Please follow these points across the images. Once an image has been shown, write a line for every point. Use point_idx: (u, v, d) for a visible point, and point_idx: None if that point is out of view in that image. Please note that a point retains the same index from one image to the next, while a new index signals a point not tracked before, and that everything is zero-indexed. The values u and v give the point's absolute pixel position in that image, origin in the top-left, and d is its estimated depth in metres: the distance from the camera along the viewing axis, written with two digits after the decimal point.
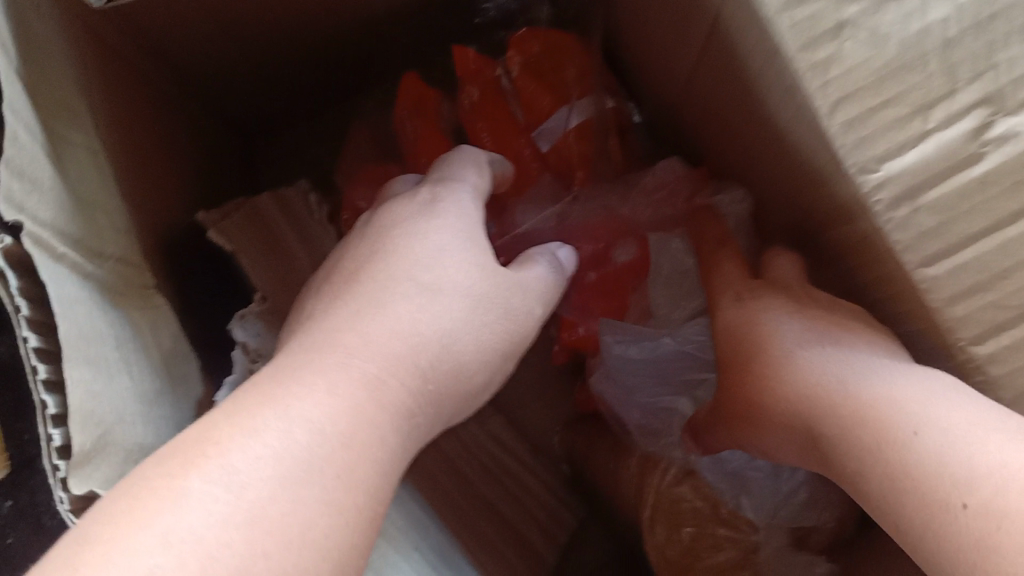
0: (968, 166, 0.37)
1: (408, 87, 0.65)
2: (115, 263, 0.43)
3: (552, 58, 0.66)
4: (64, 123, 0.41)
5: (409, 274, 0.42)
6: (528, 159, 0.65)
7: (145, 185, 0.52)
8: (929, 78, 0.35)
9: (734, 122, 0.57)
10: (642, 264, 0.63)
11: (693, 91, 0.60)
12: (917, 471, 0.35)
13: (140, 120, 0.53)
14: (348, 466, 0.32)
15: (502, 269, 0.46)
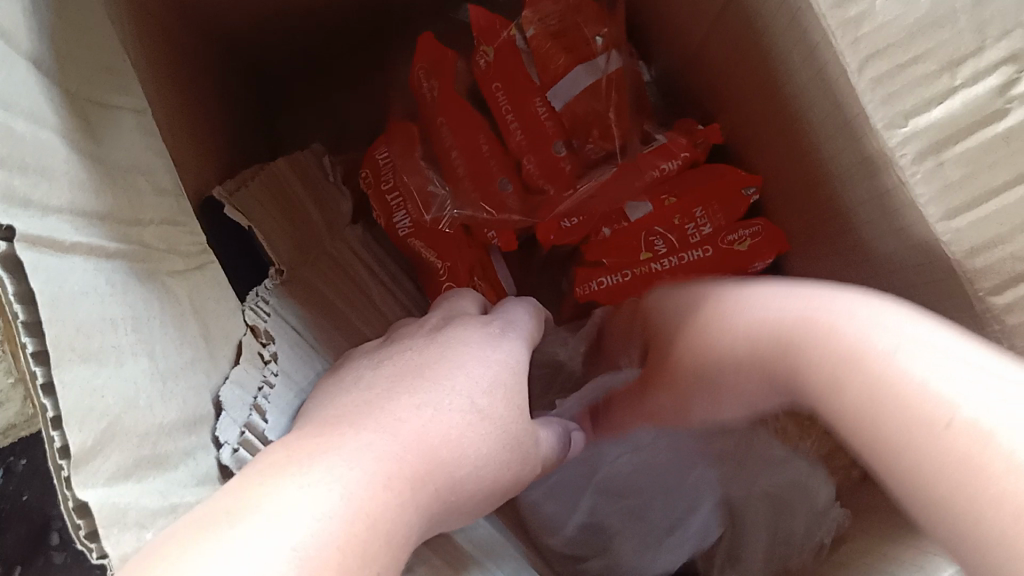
0: (994, 122, 0.39)
1: (424, 45, 0.66)
2: (165, 229, 0.43)
3: (570, 19, 0.66)
4: (108, 86, 0.42)
5: (451, 388, 0.40)
6: (544, 117, 0.66)
7: (184, 145, 0.52)
8: (958, 35, 0.39)
9: (745, 79, 0.58)
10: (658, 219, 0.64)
11: (710, 50, 0.61)
12: (897, 392, 0.32)
13: (183, 84, 0.54)
14: (371, 550, 0.30)
15: (525, 413, 0.44)
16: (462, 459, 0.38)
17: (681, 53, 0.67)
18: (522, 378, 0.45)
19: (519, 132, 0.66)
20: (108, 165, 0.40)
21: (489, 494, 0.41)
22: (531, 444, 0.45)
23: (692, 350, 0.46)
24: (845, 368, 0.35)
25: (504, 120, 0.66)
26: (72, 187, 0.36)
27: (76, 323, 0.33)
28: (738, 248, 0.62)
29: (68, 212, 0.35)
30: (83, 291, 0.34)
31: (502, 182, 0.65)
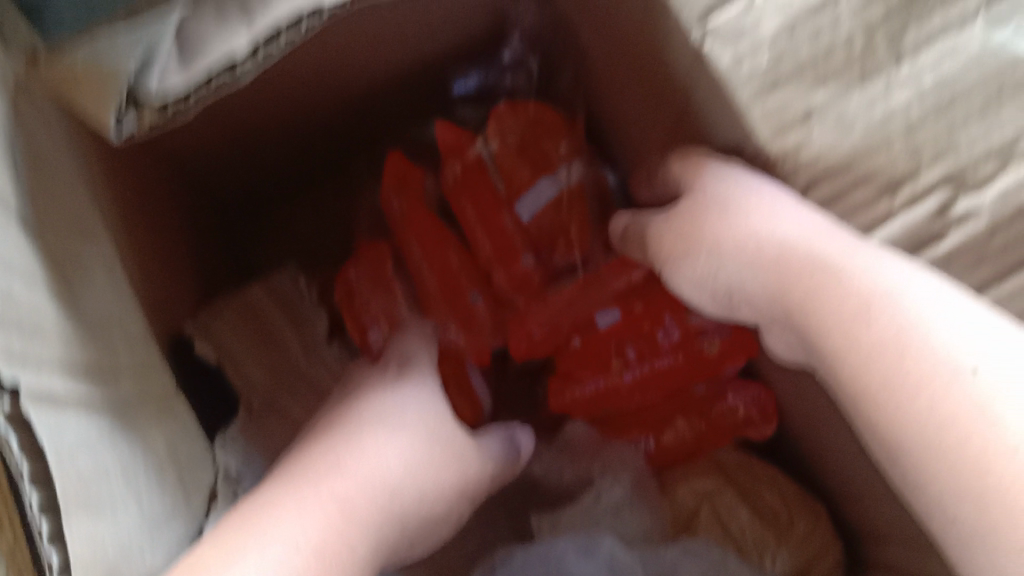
0: (935, 243, 0.43)
1: (393, 165, 0.68)
2: (132, 374, 0.44)
3: (530, 134, 0.68)
4: (80, 241, 0.43)
5: (376, 430, 0.50)
6: (511, 231, 0.67)
7: (152, 277, 0.53)
8: (893, 159, 0.43)
9: None
10: (626, 326, 0.64)
11: (667, 160, 0.63)
12: (888, 350, 0.40)
13: (151, 223, 0.56)
14: (343, 560, 0.41)
15: (455, 433, 0.55)
16: (398, 480, 0.48)
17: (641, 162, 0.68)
18: (433, 412, 0.55)
19: (488, 244, 0.67)
20: (84, 320, 0.41)
21: (439, 495, 0.51)
22: (473, 457, 0.55)
23: (712, 240, 0.50)
24: (856, 322, 0.42)
25: (473, 234, 0.67)
26: (55, 345, 0.37)
27: (78, 473, 0.35)
28: (709, 353, 0.63)
29: (57, 365, 0.37)
30: (80, 444, 0.36)
31: (473, 295, 0.67)
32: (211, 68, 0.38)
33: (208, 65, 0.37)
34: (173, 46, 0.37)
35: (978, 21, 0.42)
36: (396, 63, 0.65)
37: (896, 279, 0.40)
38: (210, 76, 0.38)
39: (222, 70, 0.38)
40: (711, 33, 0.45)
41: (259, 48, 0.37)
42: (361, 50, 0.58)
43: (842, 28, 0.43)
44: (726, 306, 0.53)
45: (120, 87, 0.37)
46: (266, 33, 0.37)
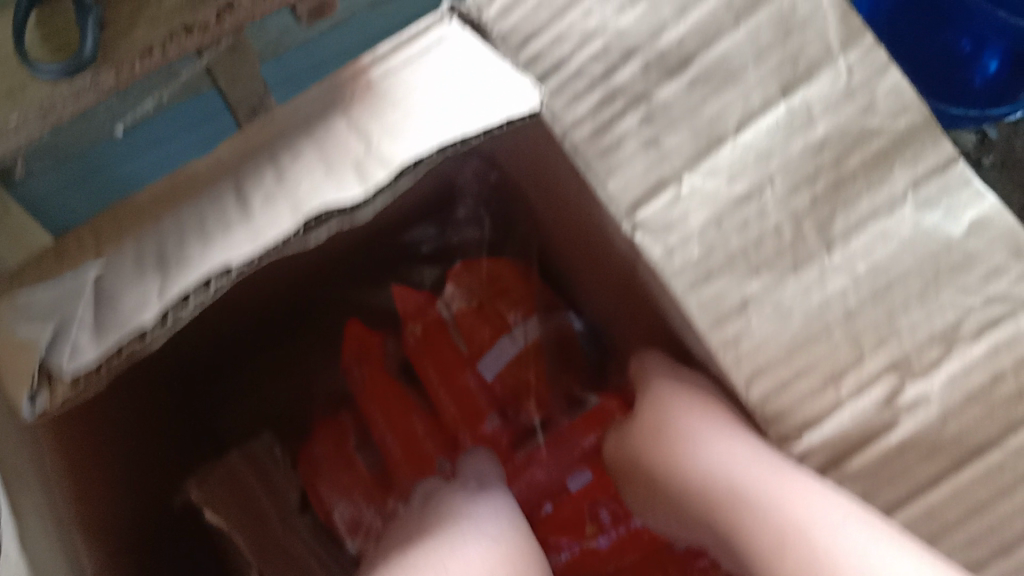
0: (884, 434, 0.41)
1: (353, 332, 0.69)
2: None
3: (488, 288, 0.68)
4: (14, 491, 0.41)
5: (468, 539, 0.46)
6: (475, 390, 0.66)
7: (99, 491, 0.51)
8: (835, 348, 0.42)
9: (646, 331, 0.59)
10: (600, 487, 0.62)
11: (620, 310, 0.62)
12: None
13: (101, 433, 0.54)
14: None
15: (528, 534, 0.51)
16: None
17: (597, 309, 0.68)
18: (511, 527, 0.50)
19: (452, 407, 0.65)
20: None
21: None
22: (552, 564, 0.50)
23: (642, 436, 0.52)
24: (778, 532, 0.40)
25: (437, 396, 0.66)
26: None
27: None
28: None
29: None
30: None
31: (441, 461, 0.63)
32: (121, 339, 0.36)
33: (117, 335, 0.36)
34: (94, 315, 0.38)
35: (906, 204, 0.42)
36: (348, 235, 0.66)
37: (802, 495, 0.40)
38: (120, 347, 0.36)
39: (133, 339, 0.36)
40: (640, 226, 0.44)
41: (168, 313, 0.36)
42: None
43: (768, 219, 0.43)
44: (679, 533, 0.51)
45: (31, 366, 0.36)
46: (174, 298, 0.37)
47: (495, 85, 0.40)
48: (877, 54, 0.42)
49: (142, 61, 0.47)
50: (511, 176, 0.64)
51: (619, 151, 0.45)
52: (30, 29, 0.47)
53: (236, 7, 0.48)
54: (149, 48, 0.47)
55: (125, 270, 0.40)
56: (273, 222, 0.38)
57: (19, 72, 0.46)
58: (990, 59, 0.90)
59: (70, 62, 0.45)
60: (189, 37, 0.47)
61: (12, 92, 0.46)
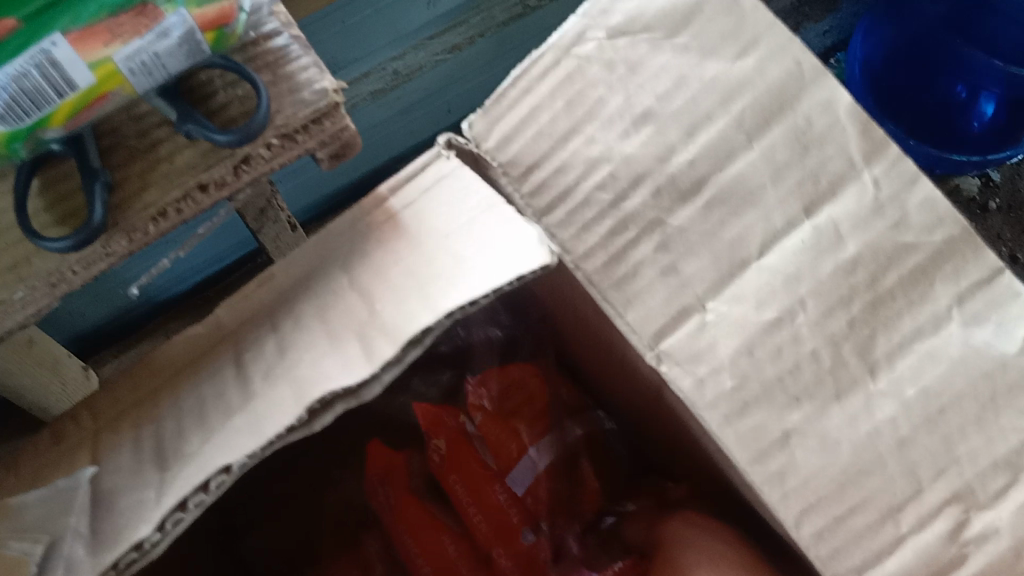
0: (954, 571, 0.37)
1: (376, 454, 0.66)
2: None
3: (513, 398, 0.66)
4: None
5: None
6: (505, 505, 0.63)
7: None
8: (890, 480, 0.39)
9: (671, 433, 0.57)
10: None
11: (644, 411, 0.61)
12: None
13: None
14: None
15: None
16: None
17: (625, 409, 0.66)
18: None
19: (483, 524, 0.63)
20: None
21: None
22: None
23: None
24: None
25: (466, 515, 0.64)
26: None
27: None
28: None
29: None
30: None
31: None
32: (117, 556, 0.32)
33: (114, 551, 0.32)
34: (90, 522, 0.35)
35: (952, 321, 0.39)
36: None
37: None
38: (116, 564, 0.32)
39: (129, 552, 0.32)
40: (665, 355, 0.41)
41: (166, 521, 0.32)
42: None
43: (803, 345, 0.40)
44: None
45: None
46: (171, 506, 0.32)
47: (503, 237, 0.38)
48: (904, 166, 0.41)
49: (156, 225, 0.42)
50: (535, 288, 0.63)
51: (636, 280, 0.42)
52: (32, 195, 0.42)
53: (255, 160, 0.42)
54: (163, 211, 0.41)
55: (121, 467, 0.37)
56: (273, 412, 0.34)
57: (20, 244, 0.41)
58: (987, 105, 1.04)
59: (77, 234, 0.39)
60: (206, 196, 0.42)
61: (16, 266, 0.41)
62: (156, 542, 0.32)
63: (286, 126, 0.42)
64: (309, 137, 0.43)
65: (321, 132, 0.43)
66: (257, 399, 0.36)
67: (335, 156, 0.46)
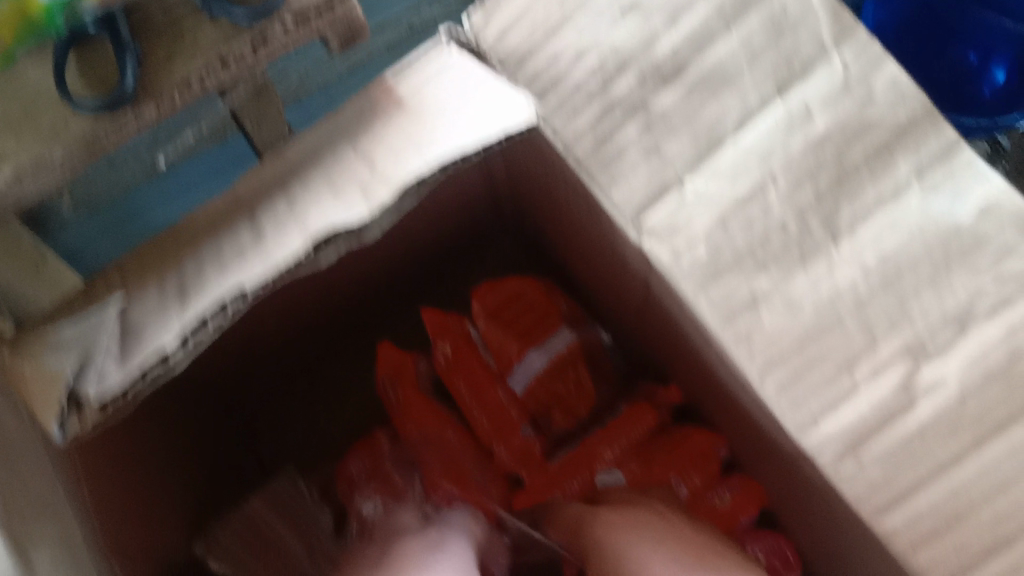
0: (904, 416, 0.42)
1: (386, 357, 0.70)
2: None
3: (512, 305, 0.71)
4: (43, 523, 0.41)
5: None
6: (506, 404, 0.68)
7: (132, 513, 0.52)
8: (848, 336, 0.43)
9: (671, 332, 0.60)
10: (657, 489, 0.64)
11: (642, 320, 0.64)
12: None
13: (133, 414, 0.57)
14: None
15: None
16: None
17: (620, 321, 0.68)
18: None
19: (484, 421, 0.67)
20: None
21: None
22: None
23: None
24: None
25: (469, 412, 0.68)
26: None
27: None
28: (721, 505, 0.64)
29: None
30: None
31: (477, 472, 0.66)
32: (145, 367, 0.37)
33: (140, 360, 0.37)
34: (118, 345, 0.39)
35: (911, 191, 0.43)
36: (390, 261, 0.72)
37: None
38: (144, 373, 0.37)
39: (155, 364, 0.37)
40: (647, 233, 0.44)
41: (188, 338, 0.37)
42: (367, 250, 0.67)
43: (773, 215, 0.44)
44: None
45: (58, 395, 0.37)
46: (193, 323, 0.37)
47: (495, 103, 0.41)
48: (873, 49, 0.44)
49: (181, 94, 0.46)
50: (535, 201, 0.66)
51: (621, 159, 0.46)
52: (69, 69, 0.45)
53: (271, 38, 0.46)
54: (188, 80, 0.46)
55: (148, 305, 0.41)
56: (283, 245, 0.38)
57: (60, 110, 0.45)
58: None
59: (110, 98, 0.44)
60: (227, 70, 0.47)
61: (56, 131, 0.45)
62: (181, 356, 0.37)
63: (303, 11, 0.46)
64: (321, 20, 0.47)
65: (333, 17, 0.48)
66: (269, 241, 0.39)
67: (344, 40, 0.50)
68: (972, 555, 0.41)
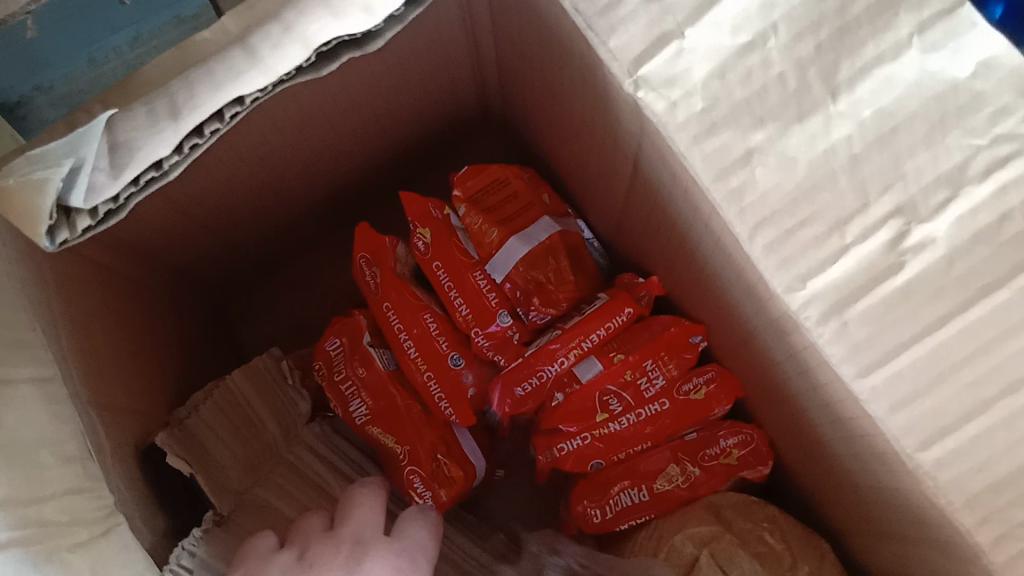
0: (892, 276, 0.41)
1: (363, 237, 0.68)
2: (68, 498, 0.41)
3: (497, 193, 0.69)
4: (16, 357, 0.41)
5: None
6: (485, 290, 0.66)
7: (98, 371, 0.51)
8: (840, 197, 0.42)
9: (660, 217, 0.59)
10: (626, 383, 0.63)
11: (633, 209, 0.63)
12: None
13: (97, 275, 0.56)
14: None
15: None
16: None
17: (608, 215, 0.67)
18: None
19: (464, 308, 0.66)
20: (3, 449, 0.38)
21: None
22: None
23: None
24: None
25: (450, 298, 0.67)
26: None
27: None
28: (696, 397, 0.63)
29: None
30: None
31: (455, 358, 0.66)
32: (140, 173, 0.39)
33: (136, 171, 0.38)
34: (109, 161, 0.38)
35: (912, 48, 0.42)
36: (373, 141, 0.71)
37: None
38: (137, 179, 0.39)
39: (150, 170, 0.39)
40: (642, 82, 0.44)
41: (182, 146, 0.39)
42: (350, 126, 0.66)
43: (772, 69, 0.43)
44: None
45: (44, 204, 0.37)
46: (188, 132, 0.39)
47: None
48: None
49: None
50: (528, 81, 0.64)
51: (621, 7, 0.45)
52: None
53: None
54: None
55: (137, 122, 0.38)
56: (281, 56, 0.38)
57: None
58: None
59: None
60: None
61: None
62: (175, 164, 0.40)
63: None
64: None
65: None
66: (265, 52, 0.38)
67: None
68: (949, 415, 0.42)
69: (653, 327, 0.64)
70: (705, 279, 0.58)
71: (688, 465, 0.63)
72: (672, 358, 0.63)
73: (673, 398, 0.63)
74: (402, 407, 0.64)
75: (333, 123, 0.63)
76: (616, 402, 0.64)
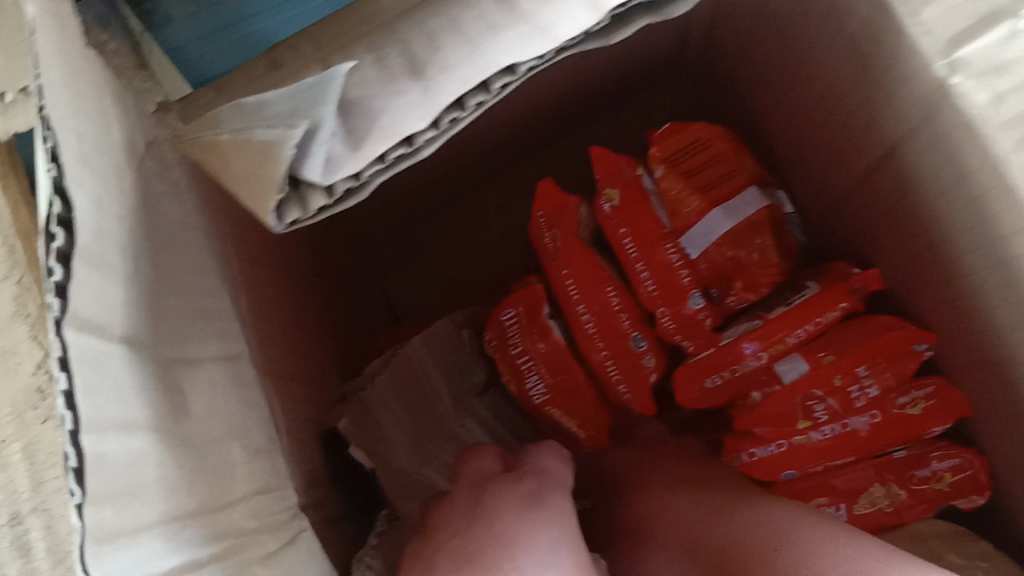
0: None
1: (545, 193, 0.60)
2: (246, 503, 0.37)
3: (696, 155, 0.61)
4: (202, 333, 0.38)
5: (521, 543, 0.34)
6: (677, 265, 0.59)
7: (275, 335, 0.47)
8: None
9: (901, 213, 0.51)
10: (836, 389, 0.56)
11: (859, 194, 0.55)
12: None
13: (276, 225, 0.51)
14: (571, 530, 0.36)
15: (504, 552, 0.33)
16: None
17: (824, 190, 0.60)
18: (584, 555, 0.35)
19: (651, 284, 0.59)
20: (193, 442, 0.35)
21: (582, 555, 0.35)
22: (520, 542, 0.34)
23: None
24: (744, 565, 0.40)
25: (635, 270, 0.60)
26: (139, 511, 0.30)
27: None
28: (911, 413, 0.55)
29: (160, 522, 0.32)
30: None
31: (637, 339, 0.58)
32: (387, 149, 0.33)
33: (382, 146, 0.33)
34: (343, 121, 0.33)
35: None
36: (563, 94, 0.67)
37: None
38: (384, 155, 0.33)
39: (399, 146, 0.34)
40: (955, 66, 0.38)
41: (439, 120, 0.34)
42: (548, 83, 0.62)
43: None
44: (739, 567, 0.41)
45: (279, 175, 0.31)
46: (449, 104, 0.34)
47: None
48: None
49: None
50: (760, 41, 0.58)
51: None
52: None
53: None
54: None
55: (370, 78, 0.33)
56: (560, 11, 0.33)
57: None
58: None
59: None
60: None
61: None
62: (428, 140, 0.34)
63: None
64: None
65: None
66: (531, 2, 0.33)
67: None
68: None
69: (876, 320, 0.56)
70: (949, 287, 0.50)
71: (895, 485, 0.57)
72: (896, 365, 0.55)
73: (886, 411, 0.56)
74: (584, 389, 0.57)
75: (537, 79, 0.60)
76: (820, 408, 0.56)
